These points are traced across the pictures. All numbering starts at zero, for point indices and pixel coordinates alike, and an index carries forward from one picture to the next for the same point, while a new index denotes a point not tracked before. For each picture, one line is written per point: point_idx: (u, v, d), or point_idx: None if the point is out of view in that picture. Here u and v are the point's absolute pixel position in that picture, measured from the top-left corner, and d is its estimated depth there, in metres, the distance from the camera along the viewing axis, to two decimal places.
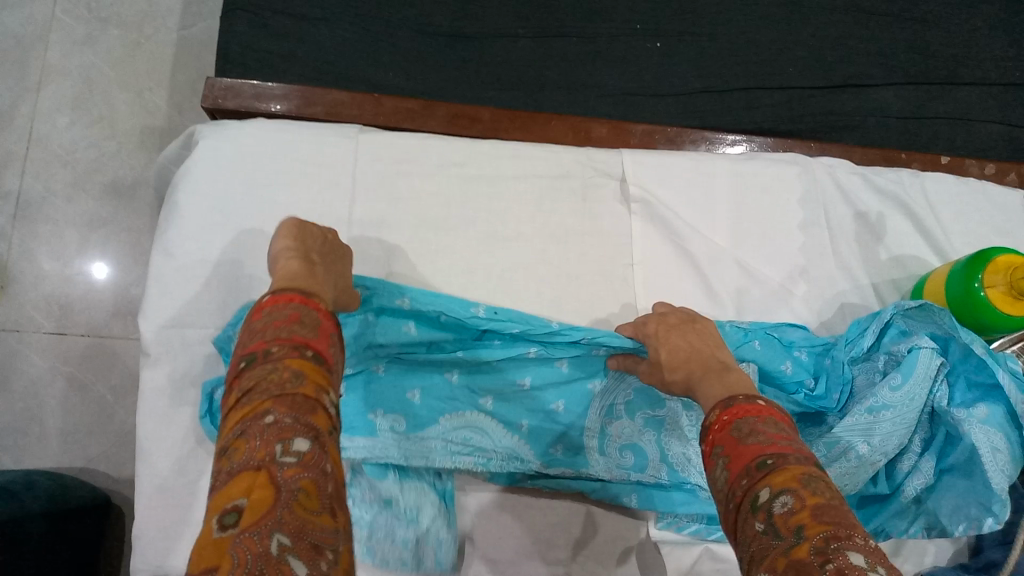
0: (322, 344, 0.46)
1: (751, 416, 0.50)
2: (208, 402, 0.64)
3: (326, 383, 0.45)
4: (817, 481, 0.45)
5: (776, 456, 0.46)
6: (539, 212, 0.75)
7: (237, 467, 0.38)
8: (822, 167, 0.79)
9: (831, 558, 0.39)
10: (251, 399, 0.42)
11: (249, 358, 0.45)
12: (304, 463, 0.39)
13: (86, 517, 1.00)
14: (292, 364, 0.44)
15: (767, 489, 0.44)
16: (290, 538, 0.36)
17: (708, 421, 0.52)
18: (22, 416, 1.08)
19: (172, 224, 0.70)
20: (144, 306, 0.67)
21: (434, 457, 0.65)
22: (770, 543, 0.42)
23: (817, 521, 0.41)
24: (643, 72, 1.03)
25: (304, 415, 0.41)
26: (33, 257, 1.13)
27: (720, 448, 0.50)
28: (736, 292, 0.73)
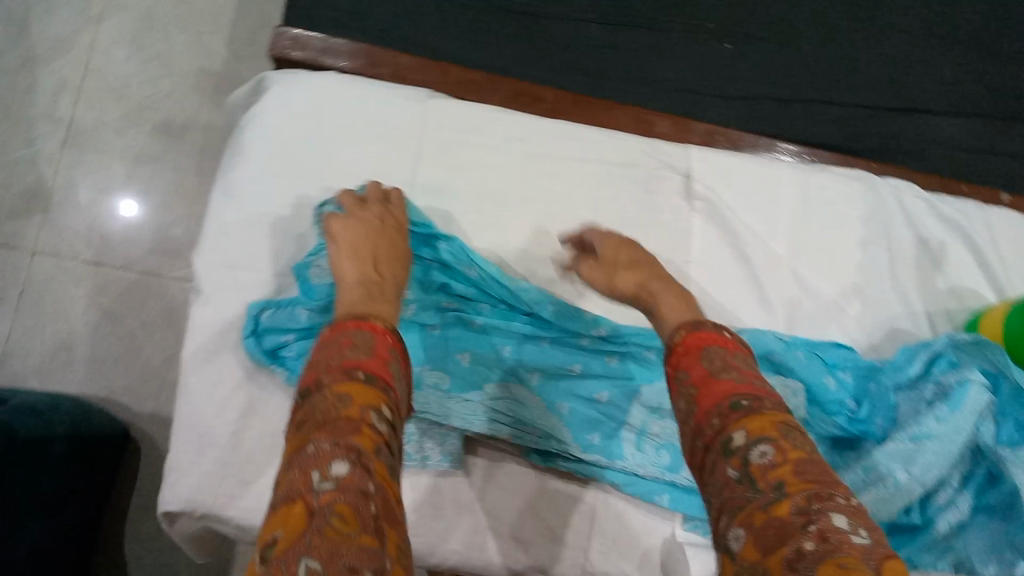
0: (377, 364, 0.45)
1: (717, 346, 0.50)
2: (253, 323, 0.66)
3: (378, 402, 0.43)
4: (794, 430, 0.44)
5: (751, 399, 0.46)
6: (600, 198, 0.74)
7: (276, 500, 0.37)
8: (887, 188, 0.79)
9: (813, 518, 0.38)
10: (298, 431, 0.41)
11: (301, 389, 0.44)
12: (339, 488, 0.37)
13: (102, 447, 1.00)
14: (339, 389, 0.42)
15: (742, 434, 0.43)
16: (319, 562, 0.34)
17: (672, 342, 0.53)
18: (51, 339, 1.09)
19: (237, 167, 0.70)
20: (202, 245, 0.68)
21: (473, 421, 0.65)
22: (745, 494, 0.41)
23: (798, 479, 0.40)
24: (711, 72, 1.00)
25: (347, 437, 0.40)
26: (79, 183, 1.16)
27: (688, 377, 0.49)
28: (788, 303, 0.73)
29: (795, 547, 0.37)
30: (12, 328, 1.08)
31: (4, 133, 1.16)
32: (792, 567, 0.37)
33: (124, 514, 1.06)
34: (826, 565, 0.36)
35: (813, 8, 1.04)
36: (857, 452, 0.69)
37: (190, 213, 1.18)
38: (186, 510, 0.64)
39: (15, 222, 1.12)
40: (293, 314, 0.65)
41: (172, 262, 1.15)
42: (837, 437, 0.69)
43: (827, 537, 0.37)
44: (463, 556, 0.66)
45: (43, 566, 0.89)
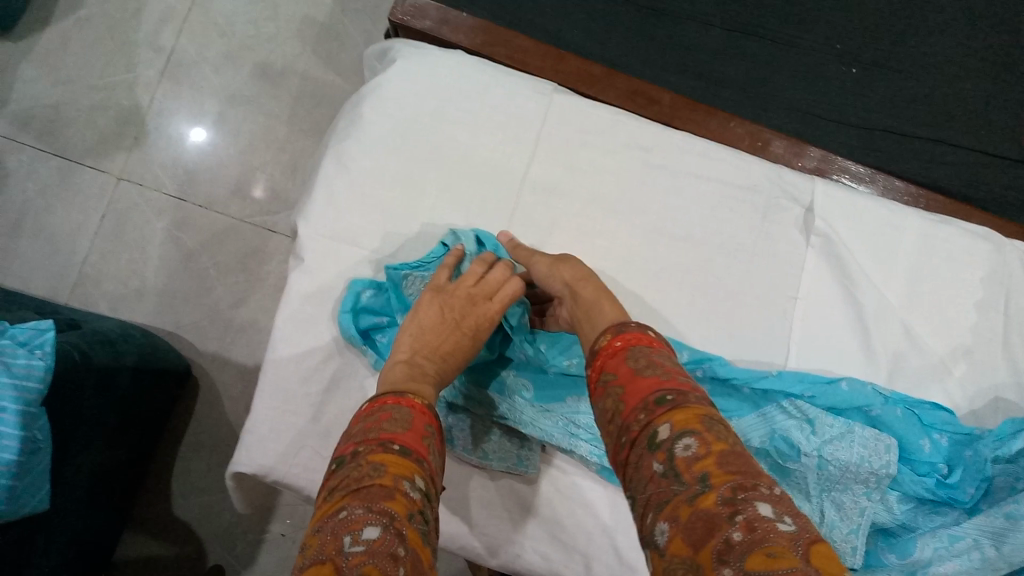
0: (411, 438, 0.48)
1: (642, 346, 0.52)
2: (354, 300, 0.65)
3: (410, 472, 0.45)
4: (719, 424, 0.45)
5: (674, 393, 0.47)
6: (714, 219, 0.73)
7: (306, 562, 0.39)
8: (1014, 252, 0.76)
9: (739, 509, 0.39)
10: (331, 497, 0.43)
11: (340, 459, 0.47)
12: (369, 550, 0.39)
13: (165, 383, 1.00)
14: (373, 459, 0.45)
15: (667, 427, 0.45)
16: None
17: (598, 345, 0.55)
18: (126, 268, 1.10)
19: (355, 137, 0.70)
20: (308, 210, 0.69)
21: (553, 433, 0.65)
22: (671, 487, 0.43)
23: (722, 471, 0.41)
24: (832, 94, 0.95)
25: (380, 502, 0.42)
26: (172, 114, 1.16)
27: (614, 377, 0.51)
28: (893, 355, 0.71)
29: (725, 538, 0.38)
30: (90, 251, 1.09)
31: (106, 55, 1.17)
32: (721, 560, 0.38)
33: (175, 450, 1.05)
34: (753, 557, 0.37)
35: (952, 42, 0.97)
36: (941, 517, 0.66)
37: (276, 159, 1.16)
38: (258, 475, 0.64)
39: (105, 146, 1.13)
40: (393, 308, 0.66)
41: (252, 206, 1.14)
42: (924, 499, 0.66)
43: (753, 526, 0.38)
44: (524, 559, 0.67)
45: (97, 492, 0.90)
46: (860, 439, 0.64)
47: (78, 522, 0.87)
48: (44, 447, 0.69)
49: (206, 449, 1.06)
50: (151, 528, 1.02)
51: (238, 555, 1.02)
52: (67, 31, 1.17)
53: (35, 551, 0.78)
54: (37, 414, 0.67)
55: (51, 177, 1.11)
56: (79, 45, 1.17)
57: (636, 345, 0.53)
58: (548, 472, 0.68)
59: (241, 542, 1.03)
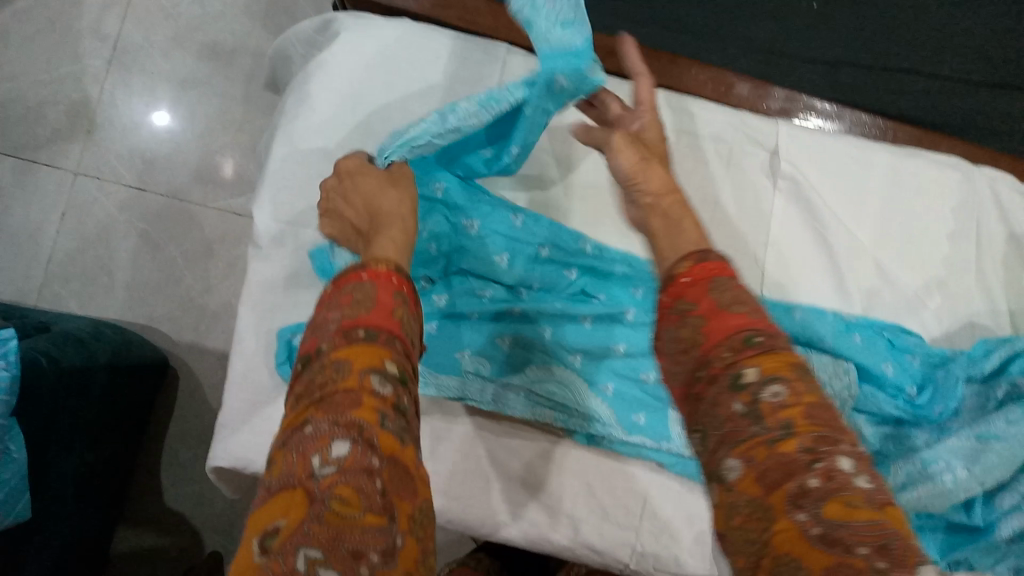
0: (378, 317, 0.42)
1: (727, 278, 0.44)
2: (288, 349, 0.63)
3: (378, 362, 0.40)
4: (808, 371, 0.41)
5: (763, 332, 0.41)
6: (679, 170, 0.71)
7: (276, 484, 0.36)
8: (983, 177, 0.75)
9: (821, 457, 0.37)
10: (295, 406, 0.39)
11: (302, 358, 0.42)
12: (341, 469, 0.36)
13: (143, 376, 0.99)
14: (337, 358, 0.40)
15: (756, 371, 0.40)
16: (321, 549, 0.34)
17: (675, 271, 0.45)
18: (92, 263, 1.07)
19: (305, 115, 0.69)
20: (262, 195, 0.67)
21: (516, 407, 0.66)
22: (750, 429, 0.39)
23: (808, 422, 0.38)
24: (795, 30, 0.93)
25: (346, 413, 0.38)
26: (125, 102, 1.13)
27: (694, 308, 0.43)
28: (866, 292, 0.70)
29: (800, 483, 0.36)
30: (52, 250, 1.07)
31: (49, 46, 1.13)
32: (796, 503, 0.36)
33: (160, 444, 1.04)
34: (830, 504, 0.35)
35: None
36: (911, 440, 0.66)
37: (236, 140, 1.13)
38: (237, 468, 0.64)
39: (58, 141, 1.10)
40: None
41: (215, 190, 1.11)
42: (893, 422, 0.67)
43: (832, 475, 0.36)
44: (511, 530, 0.67)
45: (85, 495, 0.89)
46: (818, 363, 0.65)
47: (69, 525, 0.86)
48: (19, 456, 0.68)
49: (192, 439, 1.05)
50: (146, 523, 1.02)
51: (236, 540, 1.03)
52: (5, 24, 1.12)
53: (26, 559, 0.78)
54: (7, 425, 0.66)
55: (5, 177, 1.08)
56: (20, 38, 1.13)
57: (718, 276, 0.44)
58: (530, 438, 0.68)
59: (237, 528, 1.03)
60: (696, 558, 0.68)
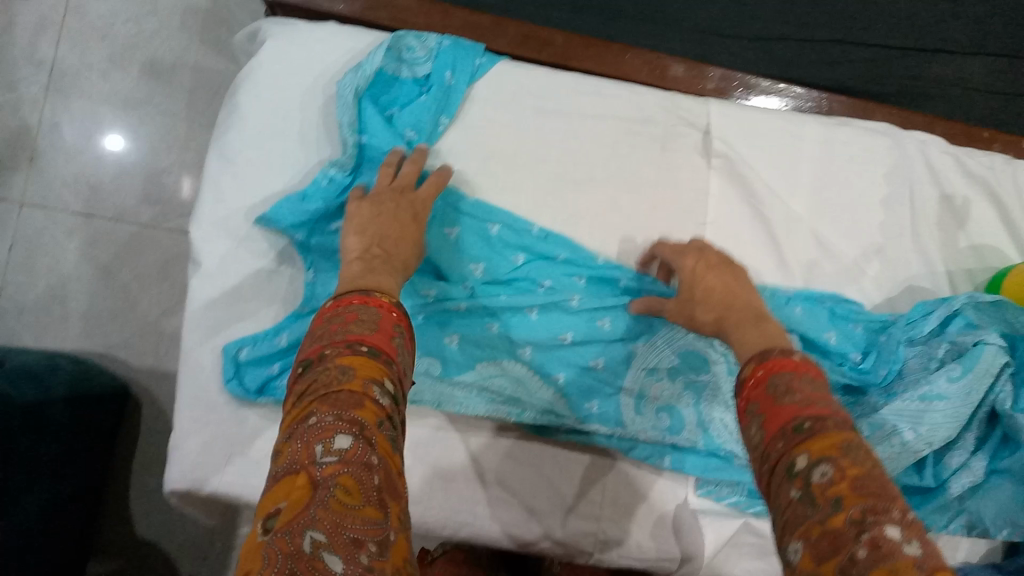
0: (380, 339, 0.45)
1: (786, 371, 0.48)
2: (235, 365, 0.64)
3: (380, 375, 0.42)
4: (859, 449, 0.42)
5: (813, 419, 0.44)
6: (615, 157, 0.72)
7: (280, 471, 0.37)
8: (913, 142, 0.76)
9: (866, 527, 0.37)
10: (300, 401, 0.40)
11: (306, 363, 0.44)
12: (343, 461, 0.37)
13: (105, 405, 0.97)
14: (342, 363, 0.42)
15: (804, 457, 0.42)
16: (325, 534, 0.35)
17: (743, 375, 0.51)
18: (45, 294, 1.06)
19: (235, 129, 0.68)
20: (199, 211, 0.67)
21: (468, 403, 0.65)
22: (805, 511, 0.40)
23: (854, 494, 0.39)
24: (729, 7, 0.93)
25: (349, 410, 0.39)
26: (66, 127, 1.09)
27: (758, 409, 0.47)
28: (807, 265, 0.71)
29: (848, 555, 0.37)
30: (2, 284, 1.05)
31: None
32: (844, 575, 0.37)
33: (128, 471, 1.03)
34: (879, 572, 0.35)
35: None
36: (860, 406, 0.67)
37: (182, 158, 1.12)
38: (194, 488, 0.64)
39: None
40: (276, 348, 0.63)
41: (164, 211, 1.10)
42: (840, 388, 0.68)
43: (879, 543, 0.37)
44: (475, 528, 0.67)
45: (54, 528, 0.88)
46: None
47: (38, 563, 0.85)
48: None
49: (159, 465, 1.04)
50: (120, 551, 1.02)
51: (211, 563, 1.03)
52: None
53: None
54: None
55: None
56: None
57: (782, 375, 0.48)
58: (487, 436, 0.68)
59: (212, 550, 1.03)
60: (660, 541, 0.69)
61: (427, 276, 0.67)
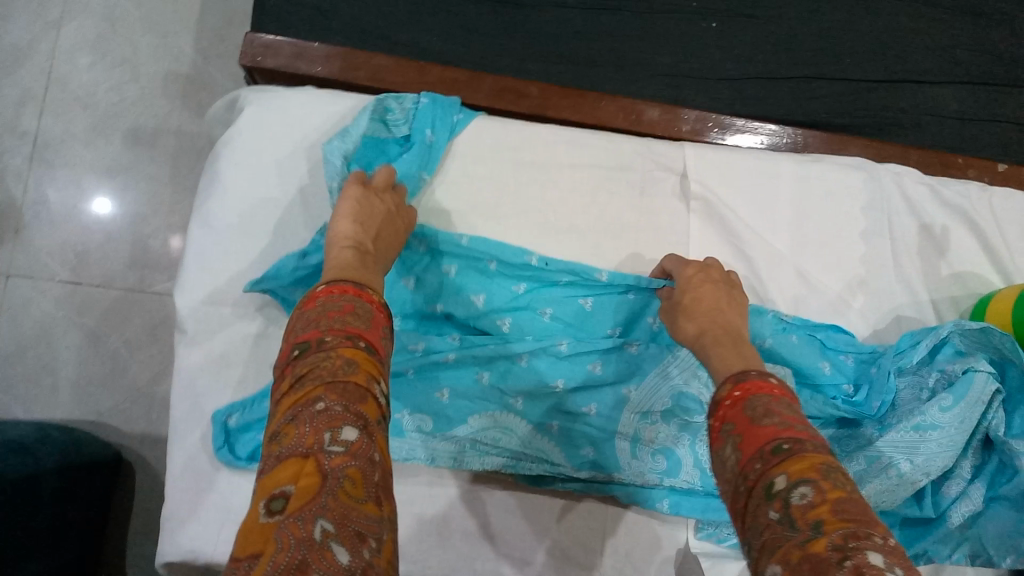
0: (375, 335, 0.46)
1: (763, 394, 0.48)
2: (224, 434, 0.63)
3: (377, 372, 0.44)
4: (839, 472, 0.43)
5: (792, 441, 0.44)
6: (595, 204, 0.73)
7: (285, 453, 0.38)
8: (889, 175, 0.77)
9: (849, 555, 0.38)
10: (303, 385, 0.41)
11: (302, 345, 0.44)
12: (350, 453, 0.39)
13: (98, 474, 0.96)
14: (344, 353, 0.43)
15: (784, 478, 0.43)
16: (333, 525, 0.36)
17: (718, 395, 0.51)
18: (34, 364, 1.05)
19: (216, 196, 0.69)
20: (183, 280, 0.67)
21: (463, 458, 0.66)
22: (784, 534, 0.41)
23: (836, 518, 0.40)
24: (699, 51, 0.95)
25: (355, 403, 0.41)
26: (51, 197, 1.10)
27: (733, 425, 0.48)
28: (792, 301, 0.72)
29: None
30: None
31: None
32: None
33: (125, 539, 1.03)
34: None
35: None
36: (856, 438, 0.68)
37: (168, 221, 1.12)
38: (189, 560, 0.62)
39: None
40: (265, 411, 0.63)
41: (151, 275, 1.10)
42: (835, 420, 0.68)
43: (863, 572, 0.37)
44: None
45: None
46: None
47: None
48: None
49: (155, 531, 1.03)
50: None
51: None
52: None
53: None
54: None
55: None
56: None
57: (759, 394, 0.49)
58: (483, 490, 0.68)
59: None
60: None
61: (417, 331, 0.67)
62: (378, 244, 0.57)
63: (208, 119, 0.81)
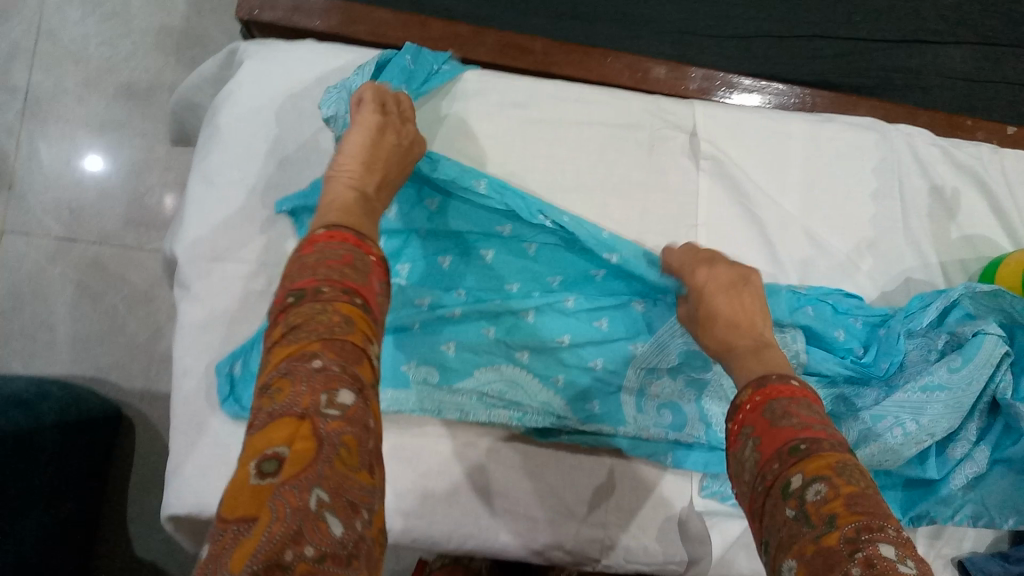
0: (371, 293, 0.45)
1: (783, 398, 0.48)
2: (229, 383, 0.63)
3: (371, 334, 0.43)
4: (851, 467, 0.43)
5: (808, 441, 0.45)
6: (603, 162, 0.71)
7: (278, 412, 0.37)
8: (899, 135, 0.76)
9: (861, 546, 0.38)
10: (299, 338, 0.40)
11: (297, 294, 0.43)
12: (346, 417, 0.38)
13: (97, 430, 0.96)
14: (342, 309, 0.42)
15: (800, 476, 0.43)
16: (328, 494, 0.35)
17: (740, 399, 0.51)
18: (30, 321, 1.03)
19: (217, 150, 0.68)
20: (183, 235, 0.66)
21: (468, 409, 0.65)
22: (798, 529, 0.41)
23: (850, 511, 0.40)
24: (707, 8, 0.94)
25: (351, 365, 0.40)
26: (45, 154, 1.08)
27: (750, 428, 0.48)
28: (801, 263, 0.71)
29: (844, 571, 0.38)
30: None
31: None
32: None
33: (122, 495, 1.01)
34: None
35: None
36: (862, 399, 0.67)
37: (164, 178, 1.10)
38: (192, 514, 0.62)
39: None
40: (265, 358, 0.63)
41: (151, 234, 1.09)
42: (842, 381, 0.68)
43: (874, 563, 0.38)
44: (480, 540, 0.66)
45: (51, 553, 0.87)
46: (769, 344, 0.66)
47: None
48: None
49: (155, 487, 1.02)
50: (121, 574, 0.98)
51: None
52: None
53: None
54: None
55: None
56: None
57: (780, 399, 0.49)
58: (487, 448, 0.67)
59: None
60: (668, 544, 0.68)
61: (424, 286, 0.67)
62: (379, 194, 0.57)
63: (206, 74, 0.79)
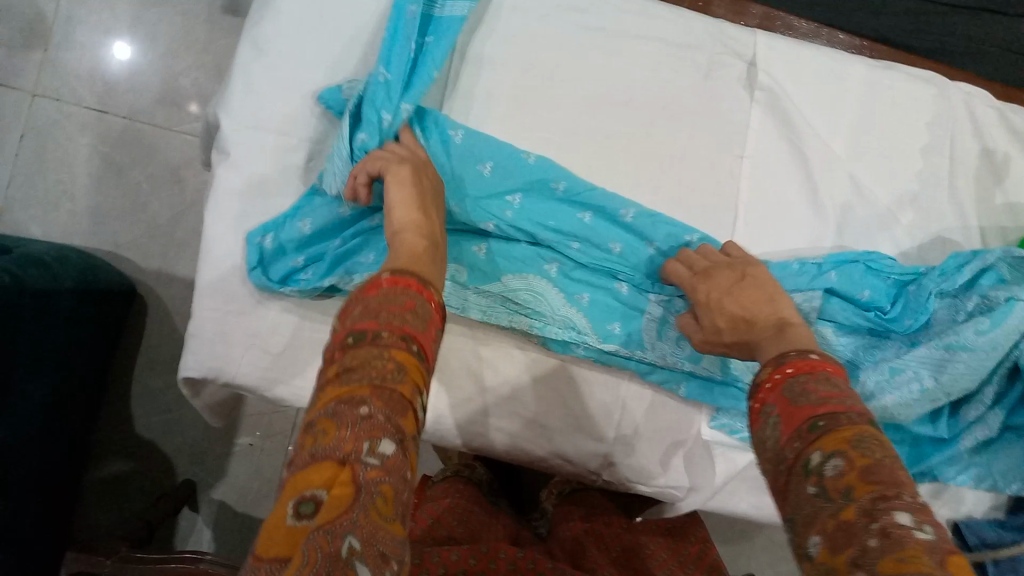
0: (430, 340, 0.41)
1: (804, 373, 0.45)
2: (258, 254, 0.62)
3: (424, 384, 0.39)
4: (872, 441, 0.39)
5: (827, 417, 0.41)
6: (657, 81, 0.70)
7: (319, 453, 0.34)
8: (958, 93, 0.75)
9: (876, 517, 0.36)
10: (351, 380, 0.37)
11: (356, 333, 0.39)
12: (387, 468, 0.34)
13: (111, 303, 0.96)
14: (398, 356, 0.38)
15: (819, 452, 0.39)
16: (361, 542, 0.32)
17: (758, 378, 0.47)
18: (54, 187, 1.03)
19: (269, 19, 0.67)
20: (228, 100, 0.65)
21: (489, 311, 0.64)
22: (818, 506, 0.38)
23: (867, 482, 0.37)
24: None
25: (398, 415, 0.36)
26: (82, 22, 1.06)
27: (771, 407, 0.44)
28: (842, 207, 0.70)
29: (860, 546, 0.35)
30: (12, 174, 1.02)
31: None
32: (856, 565, 0.35)
33: (129, 367, 1.02)
34: (885, 561, 0.34)
35: None
36: (882, 350, 0.67)
37: (199, 62, 1.09)
38: (208, 377, 0.64)
39: (13, 60, 1.03)
40: (297, 233, 0.62)
41: (183, 116, 1.07)
42: (863, 336, 0.68)
43: (890, 531, 0.35)
44: (490, 436, 0.67)
45: (58, 412, 0.86)
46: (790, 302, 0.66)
47: (44, 454, 0.84)
48: None
49: (162, 367, 1.03)
50: (117, 450, 0.99)
51: (208, 469, 1.00)
52: None
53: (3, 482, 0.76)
54: None
55: None
56: None
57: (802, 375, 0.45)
58: (505, 351, 0.68)
59: (210, 457, 1.01)
60: (671, 468, 0.69)
61: None
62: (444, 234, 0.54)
63: None
